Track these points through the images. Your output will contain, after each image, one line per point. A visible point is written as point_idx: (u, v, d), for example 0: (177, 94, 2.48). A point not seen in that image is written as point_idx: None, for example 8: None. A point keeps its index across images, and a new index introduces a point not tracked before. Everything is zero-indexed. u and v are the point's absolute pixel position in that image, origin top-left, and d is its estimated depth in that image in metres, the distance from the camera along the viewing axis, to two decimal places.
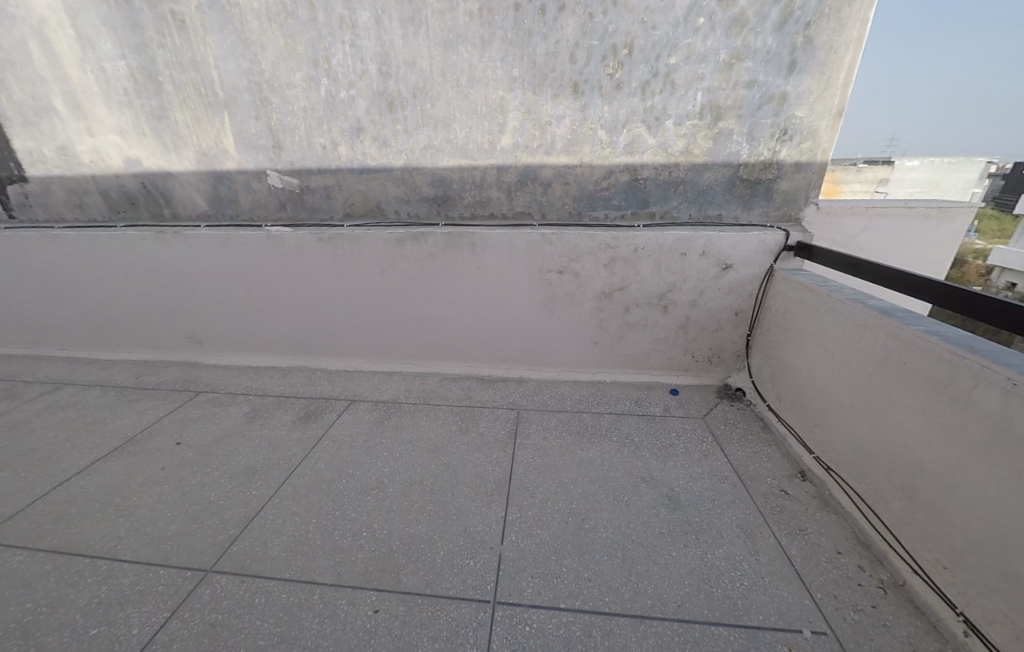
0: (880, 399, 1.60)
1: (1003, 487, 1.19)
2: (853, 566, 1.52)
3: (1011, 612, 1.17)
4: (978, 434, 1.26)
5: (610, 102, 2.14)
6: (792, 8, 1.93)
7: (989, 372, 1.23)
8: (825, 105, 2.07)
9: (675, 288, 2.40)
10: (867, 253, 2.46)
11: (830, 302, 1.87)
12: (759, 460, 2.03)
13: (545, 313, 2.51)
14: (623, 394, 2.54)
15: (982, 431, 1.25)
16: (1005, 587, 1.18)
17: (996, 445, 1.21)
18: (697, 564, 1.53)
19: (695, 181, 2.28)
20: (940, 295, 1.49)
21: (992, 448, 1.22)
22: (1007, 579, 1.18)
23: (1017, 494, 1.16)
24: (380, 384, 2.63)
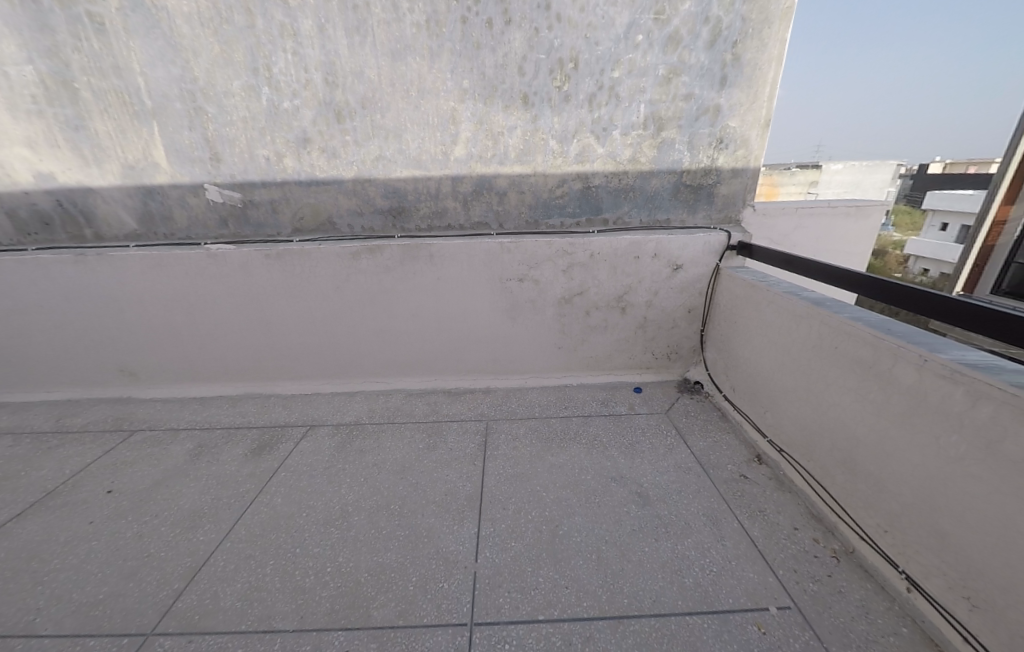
0: (819, 382, 1.73)
1: (924, 452, 1.33)
2: (809, 539, 1.63)
3: (942, 565, 1.29)
4: (900, 406, 1.40)
5: (560, 113, 2.21)
6: (720, 28, 2.09)
7: (904, 351, 1.38)
8: (753, 116, 2.26)
9: (631, 290, 2.49)
10: (799, 248, 2.69)
11: (770, 296, 2.02)
12: (719, 448, 2.13)
13: (509, 321, 2.51)
14: (589, 396, 2.59)
15: (904, 404, 1.39)
16: (934, 542, 1.31)
17: (916, 414, 1.35)
18: (669, 557, 1.57)
19: (644, 187, 2.39)
20: (862, 285, 1.65)
21: (913, 418, 1.36)
22: (936, 535, 1.30)
23: (937, 457, 1.29)
24: (341, 406, 2.50)
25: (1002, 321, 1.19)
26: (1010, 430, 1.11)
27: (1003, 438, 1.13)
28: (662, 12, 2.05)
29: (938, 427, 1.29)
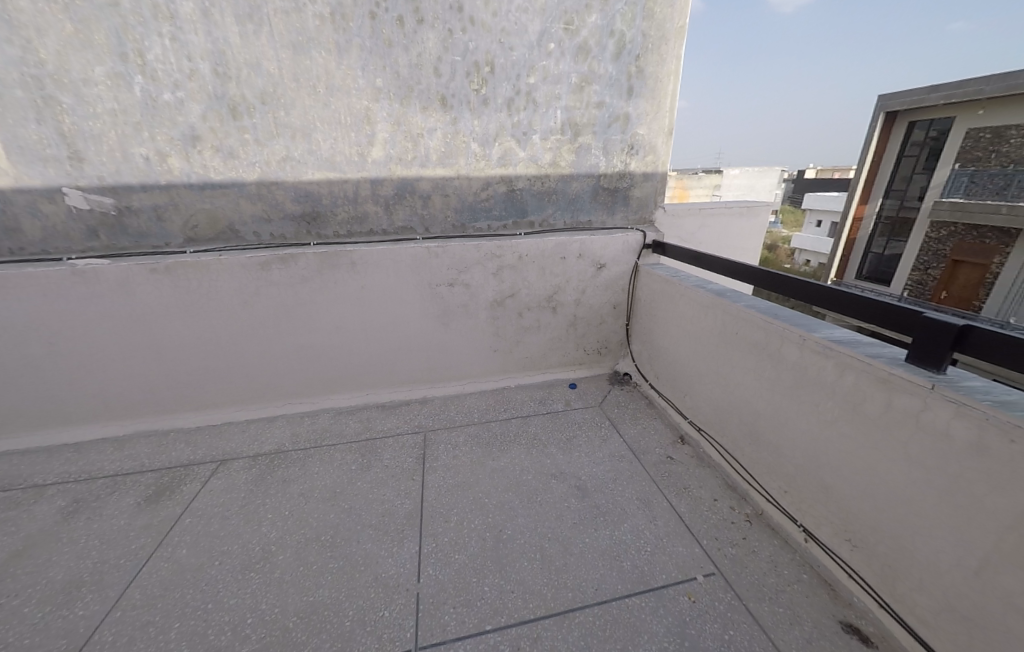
0: (726, 365, 1.92)
1: (809, 419, 1.53)
2: (727, 507, 1.80)
3: (827, 514, 1.50)
4: (788, 381, 1.60)
5: (479, 117, 2.19)
6: (624, 41, 2.23)
7: (788, 333, 1.58)
8: (658, 125, 2.44)
9: (560, 289, 2.57)
10: (703, 245, 2.98)
11: (681, 289, 2.20)
12: (647, 434, 2.28)
13: (441, 328, 2.46)
14: (527, 396, 2.63)
15: (790, 378, 1.59)
16: (822, 495, 1.51)
17: (800, 387, 1.55)
18: (608, 544, 1.65)
19: (565, 190, 2.47)
20: (754, 277, 1.86)
21: (798, 390, 1.56)
22: (822, 490, 1.51)
23: (818, 422, 1.49)
24: (259, 434, 2.26)
25: (859, 304, 1.40)
26: (868, 394, 1.32)
27: (864, 402, 1.33)
28: (571, 22, 2.13)
29: (816, 396, 1.50)
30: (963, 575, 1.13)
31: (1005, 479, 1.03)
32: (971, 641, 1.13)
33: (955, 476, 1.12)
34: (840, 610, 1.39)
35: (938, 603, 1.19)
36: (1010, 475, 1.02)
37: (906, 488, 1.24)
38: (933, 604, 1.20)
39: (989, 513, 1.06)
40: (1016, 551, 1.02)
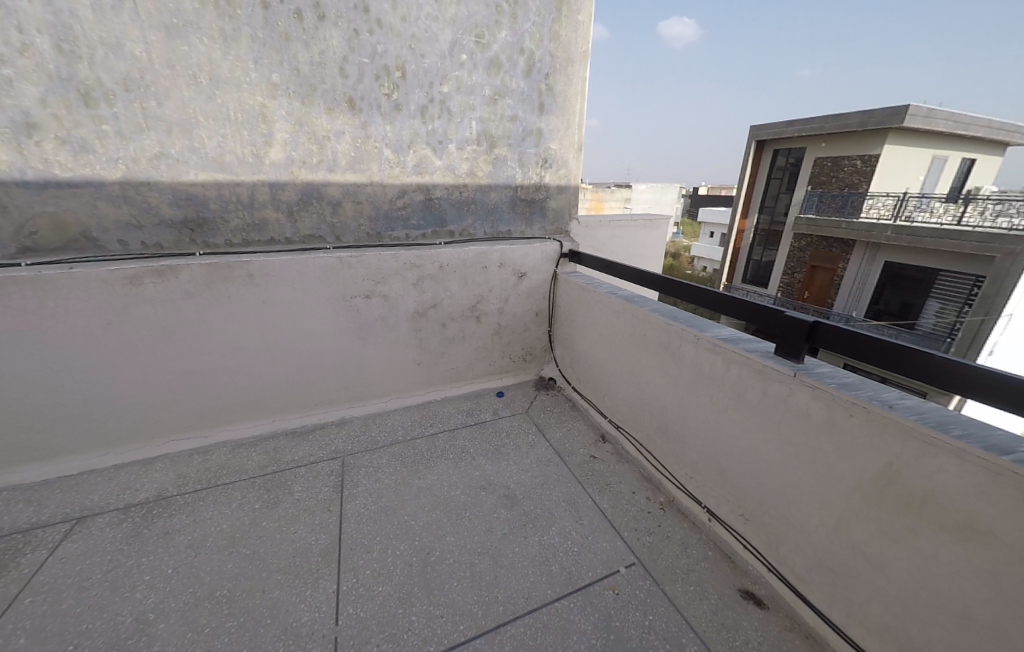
0: (637, 365, 2.07)
1: (706, 409, 1.70)
2: (644, 498, 1.93)
3: (725, 494, 1.67)
4: (688, 376, 1.76)
5: (392, 122, 2.12)
6: (533, 60, 2.32)
7: (686, 333, 1.74)
8: (569, 141, 2.58)
9: (482, 299, 2.57)
10: (614, 254, 3.20)
11: (596, 295, 2.33)
12: (571, 435, 2.36)
13: (358, 343, 2.30)
14: (454, 408, 2.57)
15: (689, 374, 1.75)
16: (719, 477, 1.68)
17: (698, 381, 1.71)
18: (537, 550, 1.66)
19: (484, 200, 2.49)
20: (657, 282, 2.03)
21: (697, 384, 1.72)
22: (719, 473, 1.68)
23: (714, 412, 1.66)
24: (133, 480, 1.91)
25: (740, 306, 1.59)
26: (749, 383, 1.50)
27: (747, 391, 1.51)
28: (482, 36, 2.16)
29: (711, 389, 1.66)
30: (825, 534, 1.32)
31: (850, 449, 1.22)
32: (834, 590, 1.31)
33: (815, 450, 1.31)
34: (738, 580, 1.56)
35: (809, 561, 1.38)
36: (853, 444, 1.21)
37: (782, 464, 1.42)
38: (805, 562, 1.39)
39: (839, 478, 1.25)
40: (860, 508, 1.21)
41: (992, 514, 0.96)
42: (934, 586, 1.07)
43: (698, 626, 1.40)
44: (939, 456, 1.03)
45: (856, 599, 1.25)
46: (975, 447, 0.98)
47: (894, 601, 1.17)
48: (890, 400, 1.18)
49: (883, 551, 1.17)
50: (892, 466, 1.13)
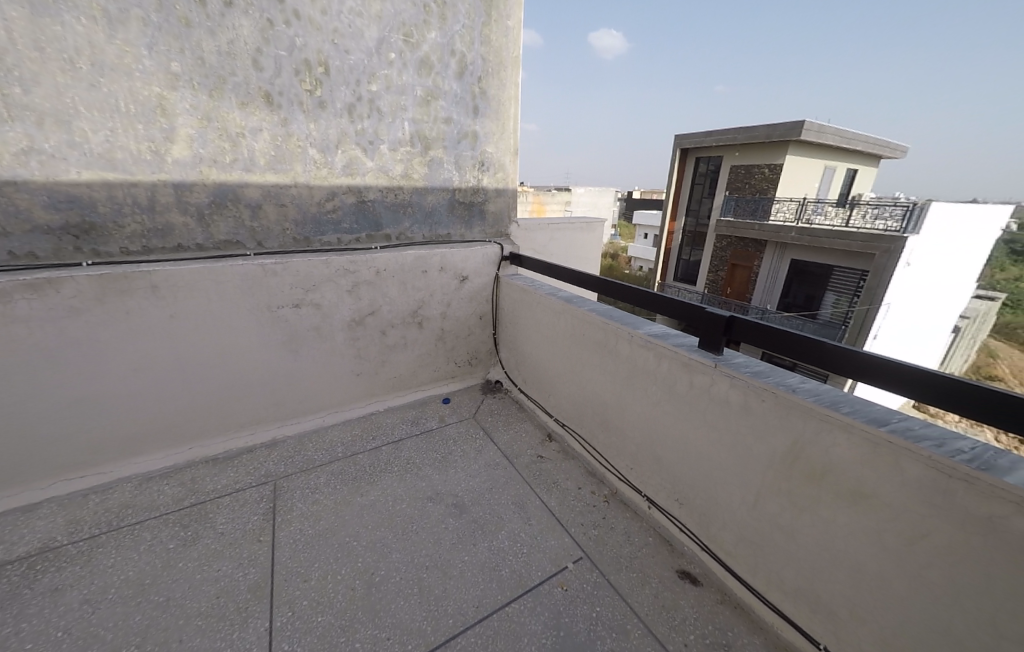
0: (579, 363, 2.12)
1: (642, 402, 1.78)
2: (589, 493, 1.98)
3: (662, 481, 1.75)
4: (624, 372, 1.84)
5: (316, 120, 1.99)
6: (465, 62, 2.31)
7: (620, 331, 1.81)
8: (504, 144, 2.61)
9: (424, 304, 2.50)
10: (554, 256, 3.28)
11: (537, 297, 2.36)
12: (518, 437, 2.37)
13: (288, 357, 2.14)
14: (398, 419, 2.47)
15: (625, 369, 1.83)
16: (656, 465, 1.77)
17: (634, 376, 1.78)
18: (487, 556, 1.64)
19: (421, 203, 2.43)
20: (594, 283, 2.09)
21: (633, 379, 1.80)
22: (656, 462, 1.77)
23: (649, 404, 1.74)
24: (8, 531, 1.62)
25: (668, 303, 1.68)
26: (678, 376, 1.58)
27: (676, 383, 1.60)
28: (410, 35, 2.11)
29: (646, 383, 1.74)
30: (747, 510, 1.42)
31: (764, 430, 1.33)
32: (755, 561, 1.43)
33: (735, 434, 1.41)
34: (675, 561, 1.64)
35: (735, 536, 1.48)
36: (766, 426, 1.32)
37: (709, 450, 1.52)
38: (732, 538, 1.49)
39: (756, 458, 1.36)
40: (773, 484, 1.33)
41: (876, 479, 1.09)
42: (834, 547, 1.19)
43: (642, 611, 1.46)
44: (833, 431, 1.16)
45: (773, 567, 1.37)
46: (861, 421, 1.10)
47: (803, 565, 1.29)
48: (794, 384, 1.30)
49: (793, 521, 1.29)
50: (798, 443, 1.24)
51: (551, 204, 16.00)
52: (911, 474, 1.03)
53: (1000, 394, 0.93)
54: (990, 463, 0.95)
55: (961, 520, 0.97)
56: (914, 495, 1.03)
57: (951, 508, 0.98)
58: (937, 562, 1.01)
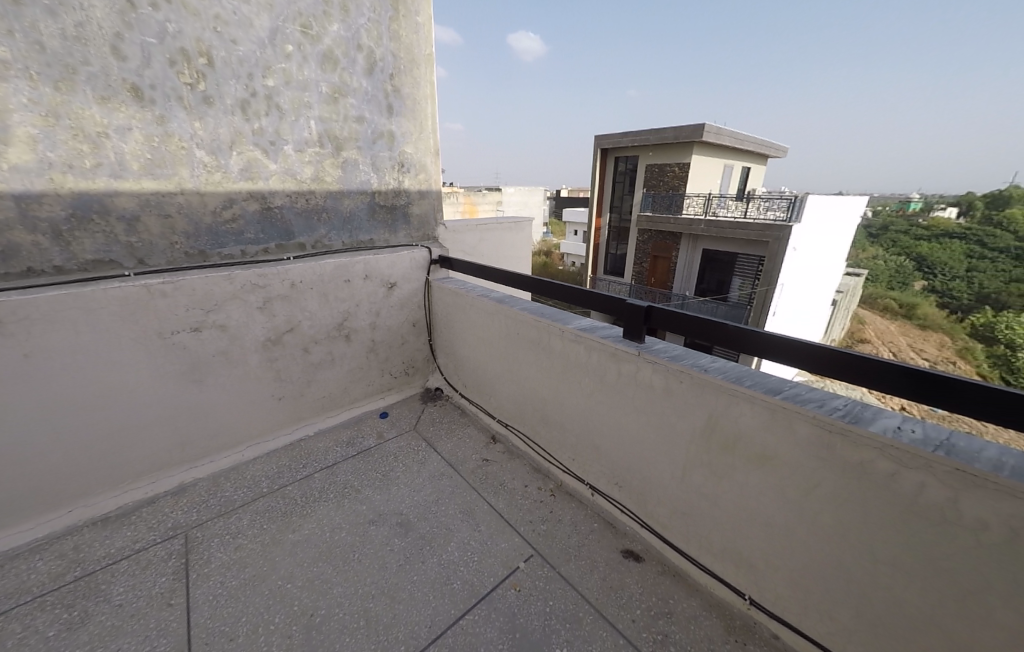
0: (515, 362, 2.12)
1: (576, 393, 1.81)
2: (535, 489, 1.98)
3: (602, 469, 1.80)
4: (559, 367, 1.86)
5: (201, 118, 1.76)
6: (374, 58, 2.20)
7: (551, 327, 1.83)
8: (424, 145, 2.54)
9: (350, 315, 2.34)
10: (483, 257, 3.32)
11: (469, 299, 2.32)
12: (462, 443, 2.31)
13: (190, 387, 1.88)
14: (331, 441, 2.28)
15: (559, 363, 1.85)
16: (596, 454, 1.81)
17: (568, 370, 1.81)
18: (437, 571, 1.58)
19: (337, 207, 2.28)
20: (524, 282, 2.10)
21: (567, 373, 1.82)
22: (595, 450, 1.81)
23: (584, 395, 1.78)
24: None
25: (592, 297, 1.73)
26: (607, 366, 1.63)
27: (605, 371, 1.65)
28: (309, 26, 1.95)
29: (579, 375, 1.77)
30: (678, 486, 1.50)
31: (684, 409, 1.41)
32: (689, 531, 1.51)
33: (661, 415, 1.48)
34: (620, 542, 1.70)
35: (668, 510, 1.56)
36: (685, 405, 1.40)
37: (641, 433, 1.58)
38: (667, 511, 1.57)
39: (679, 434, 1.44)
40: (697, 458, 1.41)
41: (775, 442, 1.19)
42: (750, 507, 1.30)
43: (591, 596, 1.48)
44: (739, 403, 1.25)
45: (704, 534, 1.46)
46: (759, 392, 1.21)
47: (729, 529, 1.38)
48: (706, 365, 1.39)
49: (718, 490, 1.38)
50: (712, 417, 1.33)
51: (482, 204, 16.03)
52: (802, 434, 1.13)
53: (861, 355, 1.06)
54: (858, 416, 1.08)
55: (840, 468, 1.08)
56: (806, 452, 1.14)
57: (832, 460, 1.09)
58: (826, 508, 1.12)
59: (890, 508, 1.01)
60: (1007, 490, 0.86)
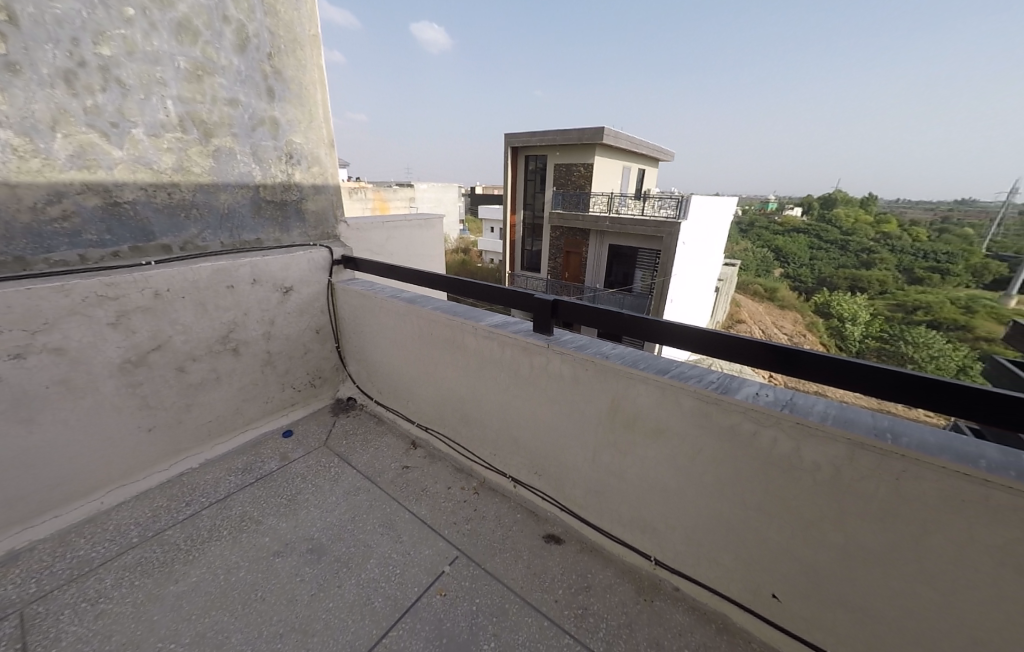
0: (430, 363, 2.06)
1: (492, 389, 1.82)
2: (458, 490, 1.96)
3: (522, 460, 1.84)
4: (474, 364, 1.85)
5: (5, 89, 1.41)
6: (246, 34, 1.97)
7: (463, 325, 1.81)
8: (315, 135, 2.36)
9: (237, 325, 2.07)
10: (392, 255, 3.19)
11: (376, 300, 2.21)
12: (379, 453, 2.19)
13: (14, 428, 1.50)
14: (223, 471, 2.01)
15: (474, 360, 1.84)
16: (515, 446, 1.84)
17: (484, 366, 1.81)
18: (357, 593, 1.47)
19: (210, 203, 2.00)
20: (434, 280, 2.05)
21: (483, 369, 1.82)
22: (514, 443, 1.84)
23: (500, 390, 1.79)
24: None
25: (501, 294, 1.75)
26: (519, 360, 1.66)
27: (517, 365, 1.68)
28: None
29: (493, 371, 1.78)
30: (591, 467, 1.59)
31: (590, 395, 1.49)
32: (602, 508, 1.61)
33: (572, 402, 1.55)
34: (542, 528, 1.75)
35: (584, 491, 1.65)
36: (591, 390, 1.48)
37: (555, 422, 1.64)
38: (582, 493, 1.66)
39: (588, 419, 1.52)
40: (605, 439, 1.50)
41: (666, 416, 1.32)
42: (650, 477, 1.42)
43: (515, 586, 1.51)
44: (635, 384, 1.36)
45: (615, 508, 1.57)
46: (651, 373, 1.32)
47: (636, 501, 1.50)
48: (606, 352, 1.49)
49: (624, 466, 1.48)
50: (614, 400, 1.42)
51: (393, 202, 15.38)
52: (687, 407, 1.27)
53: (727, 334, 1.21)
54: (727, 387, 1.24)
55: (718, 433, 1.23)
56: (692, 423, 1.27)
57: (711, 427, 1.23)
58: (710, 470, 1.27)
59: (755, 462, 1.18)
60: (831, 436, 1.05)
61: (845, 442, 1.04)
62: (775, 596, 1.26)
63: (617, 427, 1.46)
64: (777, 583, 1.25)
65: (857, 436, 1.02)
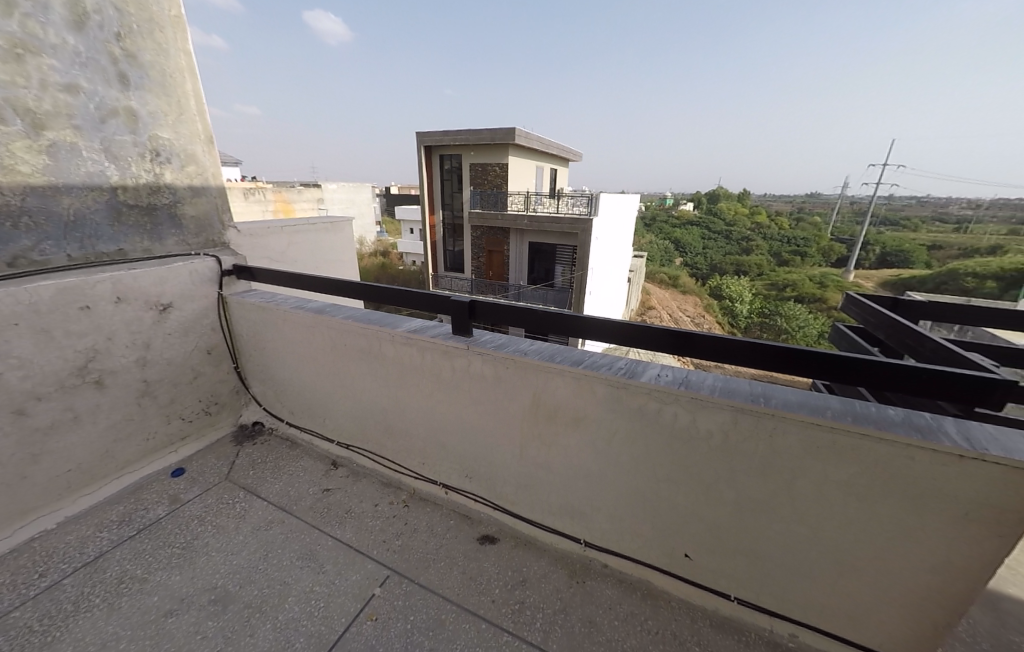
0: (346, 375, 1.93)
1: (415, 395, 1.76)
2: (387, 505, 1.86)
3: (451, 464, 1.80)
4: (393, 372, 1.77)
5: None
6: (84, 9, 1.67)
7: (377, 332, 1.72)
8: (187, 129, 2.09)
9: (98, 353, 1.74)
10: (295, 262, 2.92)
11: (278, 313, 2.01)
12: (295, 478, 1.99)
13: None
14: (92, 528, 1.68)
15: (392, 368, 1.76)
16: (443, 451, 1.80)
17: (404, 372, 1.74)
18: (274, 638, 1.33)
19: (49, 209, 1.67)
20: (342, 288, 1.92)
21: (403, 376, 1.75)
22: (440, 448, 1.80)
23: (423, 396, 1.73)
24: None
25: (416, 297, 1.69)
26: (440, 363, 1.63)
27: (438, 369, 1.64)
28: None
29: (414, 377, 1.72)
30: (520, 462, 1.61)
31: (513, 391, 1.50)
32: (533, 500, 1.64)
33: (496, 400, 1.55)
34: (476, 530, 1.73)
35: (515, 486, 1.67)
36: (512, 387, 1.50)
37: (480, 422, 1.63)
38: (512, 488, 1.68)
39: (512, 415, 1.54)
40: (530, 433, 1.53)
41: (583, 404, 1.38)
42: (574, 464, 1.48)
43: (452, 594, 1.48)
44: (553, 377, 1.40)
45: (544, 498, 1.61)
46: (566, 365, 1.37)
47: (563, 488, 1.55)
48: (524, 349, 1.52)
49: (550, 456, 1.52)
50: (536, 394, 1.46)
51: (297, 204, 14.21)
52: (601, 393, 1.34)
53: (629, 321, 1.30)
54: (634, 371, 1.33)
55: (629, 415, 1.32)
56: (607, 408, 1.35)
57: (622, 410, 1.32)
58: (626, 450, 1.36)
59: (663, 437, 1.29)
60: (719, 406, 1.18)
61: (731, 410, 1.17)
62: (687, 555, 1.40)
63: (539, 420, 1.49)
64: (688, 543, 1.38)
65: (738, 403, 1.16)
